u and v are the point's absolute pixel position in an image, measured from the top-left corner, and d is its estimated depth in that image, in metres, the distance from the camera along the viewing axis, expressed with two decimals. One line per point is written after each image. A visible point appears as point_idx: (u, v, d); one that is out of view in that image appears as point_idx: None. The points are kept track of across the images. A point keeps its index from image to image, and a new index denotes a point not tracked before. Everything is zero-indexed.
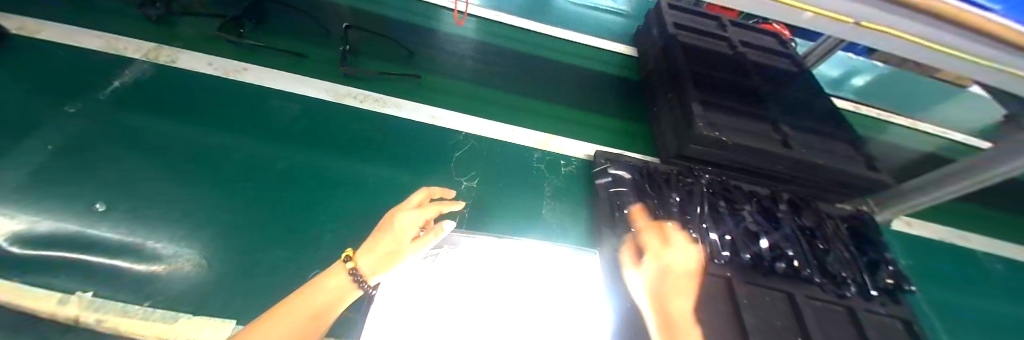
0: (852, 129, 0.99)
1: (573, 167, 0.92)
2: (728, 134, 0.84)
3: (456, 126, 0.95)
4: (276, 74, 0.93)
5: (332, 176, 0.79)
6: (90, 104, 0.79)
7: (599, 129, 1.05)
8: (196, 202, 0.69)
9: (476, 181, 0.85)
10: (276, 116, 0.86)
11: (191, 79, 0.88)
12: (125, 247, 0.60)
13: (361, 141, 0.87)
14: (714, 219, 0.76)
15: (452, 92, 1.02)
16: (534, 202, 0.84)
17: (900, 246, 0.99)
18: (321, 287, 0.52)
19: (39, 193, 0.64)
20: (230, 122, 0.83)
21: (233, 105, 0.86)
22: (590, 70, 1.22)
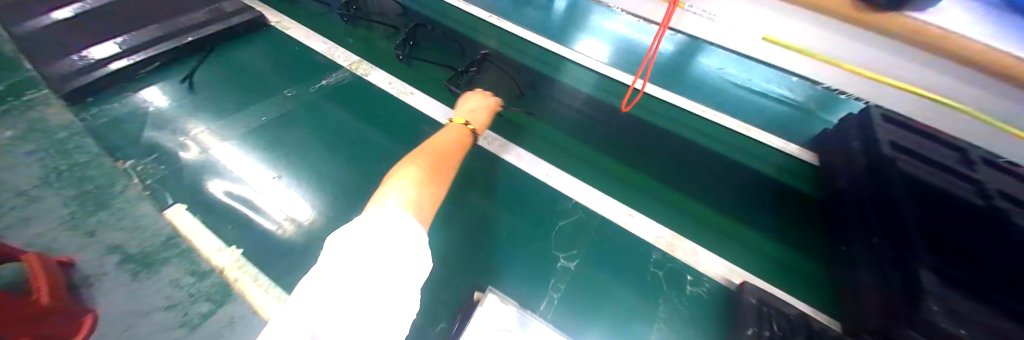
0: None
1: (703, 289, 0.71)
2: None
3: (571, 194, 0.85)
4: (427, 101, 1.03)
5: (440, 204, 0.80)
6: (298, 92, 1.01)
7: (742, 251, 0.83)
8: (330, 199, 0.79)
9: (575, 263, 0.72)
10: (417, 136, 0.94)
11: (369, 89, 1.05)
12: (269, 218, 0.75)
13: (476, 180, 0.86)
14: None
15: (574, 156, 0.94)
16: (642, 320, 0.66)
17: None
18: (445, 135, 0.78)
19: (240, 152, 0.84)
20: (379, 131, 0.94)
21: (387, 117, 0.98)
22: (746, 170, 0.99)
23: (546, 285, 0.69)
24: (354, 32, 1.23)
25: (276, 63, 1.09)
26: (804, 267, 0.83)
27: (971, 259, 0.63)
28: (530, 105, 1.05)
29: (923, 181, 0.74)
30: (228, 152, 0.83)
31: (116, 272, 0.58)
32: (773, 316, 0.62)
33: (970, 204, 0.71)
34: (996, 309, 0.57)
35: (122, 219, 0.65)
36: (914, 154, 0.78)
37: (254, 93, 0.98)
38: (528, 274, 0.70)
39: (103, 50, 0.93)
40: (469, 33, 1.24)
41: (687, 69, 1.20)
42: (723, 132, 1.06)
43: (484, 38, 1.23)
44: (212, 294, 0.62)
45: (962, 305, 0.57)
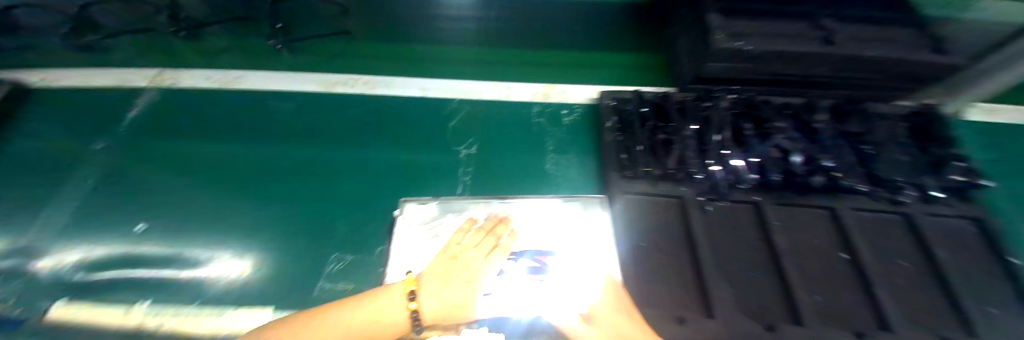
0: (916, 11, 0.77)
1: (577, 114, 0.85)
2: (756, 42, 0.67)
3: (446, 95, 0.91)
4: (269, 76, 0.94)
5: (328, 163, 0.78)
6: (110, 140, 0.84)
7: (598, 68, 0.97)
8: (206, 209, 0.70)
9: (474, 148, 0.80)
10: (275, 115, 0.88)
11: (189, 97, 0.92)
12: (169, 258, 0.63)
13: (356, 126, 0.85)
14: (738, 144, 0.70)
15: (432, 60, 0.98)
16: (537, 159, 0.78)
17: (974, 137, 0.76)
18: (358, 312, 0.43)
19: (71, 227, 0.67)
20: (233, 131, 0.86)
21: (230, 115, 0.88)
22: None
23: (456, 173, 0.75)
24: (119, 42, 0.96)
25: (52, 124, 0.86)
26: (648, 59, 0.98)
27: None
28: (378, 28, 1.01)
29: None
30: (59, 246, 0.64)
31: None
32: (620, 106, 0.79)
33: None
34: (754, 11, 0.72)
35: None
36: None
37: (58, 163, 0.79)
38: (438, 173, 0.76)
39: None
40: None
41: None
42: None
43: None
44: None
45: (736, 24, 0.69)
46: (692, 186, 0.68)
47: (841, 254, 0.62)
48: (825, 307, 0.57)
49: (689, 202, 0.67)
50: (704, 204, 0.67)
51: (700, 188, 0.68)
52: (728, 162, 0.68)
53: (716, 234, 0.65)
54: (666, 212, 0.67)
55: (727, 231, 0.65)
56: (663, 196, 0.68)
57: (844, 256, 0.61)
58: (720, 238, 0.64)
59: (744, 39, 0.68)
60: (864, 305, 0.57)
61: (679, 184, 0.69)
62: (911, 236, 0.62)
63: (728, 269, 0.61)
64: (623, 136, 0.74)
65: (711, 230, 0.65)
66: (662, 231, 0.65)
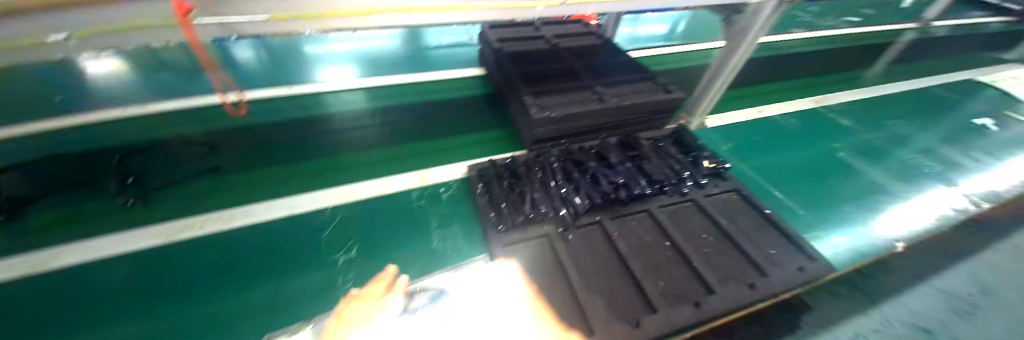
0: (642, 69, 1.05)
1: (451, 190, 0.98)
2: (559, 110, 0.91)
3: (322, 204, 0.95)
4: (104, 240, 0.84)
5: (177, 322, 0.70)
6: None
7: (466, 147, 1.15)
8: None
9: (354, 250, 0.84)
10: (100, 287, 0.75)
11: None
12: None
13: (219, 265, 0.80)
14: (574, 183, 0.87)
15: (304, 175, 1.04)
16: (422, 239, 0.86)
17: (722, 135, 1.11)
18: None
19: None
20: (35, 323, 0.69)
21: (32, 303, 0.72)
22: (446, 101, 1.36)
23: (339, 282, 0.77)
24: None
25: None
26: (505, 134, 1.20)
27: (539, 75, 1.04)
28: (254, 159, 1.08)
29: (504, 51, 1.14)
30: None
31: None
32: (483, 176, 0.95)
33: (526, 53, 1.14)
34: (553, 90, 0.97)
35: None
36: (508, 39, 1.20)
37: None
38: (321, 295, 0.75)
39: None
40: (131, 141, 1.10)
41: (374, 58, 1.62)
42: (417, 88, 1.43)
43: (161, 135, 1.13)
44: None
45: (545, 100, 0.94)
46: (551, 222, 0.82)
47: (666, 244, 0.78)
48: (667, 287, 0.70)
49: (552, 236, 0.79)
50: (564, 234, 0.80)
51: (557, 223, 0.81)
52: (569, 198, 0.84)
53: (578, 256, 0.76)
54: (536, 251, 0.78)
55: (586, 251, 0.77)
56: (532, 239, 0.80)
57: (668, 244, 0.78)
58: (583, 259, 0.75)
59: (550, 110, 0.91)
60: (692, 278, 0.72)
61: (542, 224, 0.82)
62: (704, 215, 0.83)
63: (595, 284, 0.71)
64: (489, 198, 0.89)
65: (575, 254, 0.76)
66: (535, 271, 0.74)
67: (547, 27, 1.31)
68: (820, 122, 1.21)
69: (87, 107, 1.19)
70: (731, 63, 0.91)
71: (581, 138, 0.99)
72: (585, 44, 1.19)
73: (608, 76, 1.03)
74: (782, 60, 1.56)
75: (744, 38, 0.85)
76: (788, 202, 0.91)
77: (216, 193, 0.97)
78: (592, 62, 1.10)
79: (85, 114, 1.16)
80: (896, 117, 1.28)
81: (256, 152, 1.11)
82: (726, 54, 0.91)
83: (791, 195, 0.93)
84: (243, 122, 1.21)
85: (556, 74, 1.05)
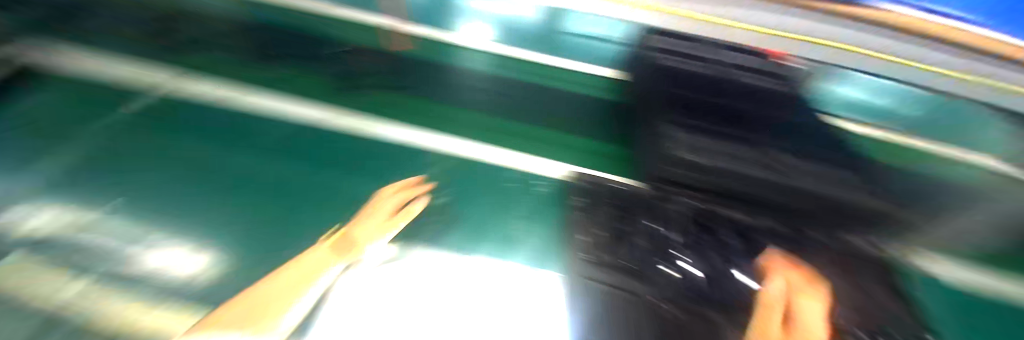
0: (848, 145, 0.83)
1: (545, 188, 0.89)
2: (707, 158, 0.75)
3: (431, 145, 0.97)
4: (271, 96, 1.05)
5: (285, 185, 0.84)
6: (116, 118, 0.98)
7: (576, 150, 0.98)
8: (182, 198, 0.79)
9: (445, 198, 0.85)
10: (263, 132, 0.96)
11: (197, 105, 1.02)
12: (105, 239, 0.70)
13: (339, 158, 0.91)
14: (690, 250, 0.72)
15: (418, 111, 1.05)
16: (502, 222, 0.81)
17: (941, 292, 0.72)
18: (297, 269, 0.61)
19: (64, 193, 0.79)
20: (228, 137, 0.95)
21: (226, 122, 0.98)
22: (573, 86, 1.12)
23: (415, 221, 0.78)
24: (159, 57, 1.12)
25: (87, 115, 0.98)
26: (629, 152, 0.97)
27: (703, 109, 0.84)
28: (381, 74, 1.12)
29: (664, 64, 0.89)
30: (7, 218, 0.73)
31: None
32: (591, 187, 0.85)
33: (698, 72, 0.91)
34: (710, 131, 0.81)
35: None
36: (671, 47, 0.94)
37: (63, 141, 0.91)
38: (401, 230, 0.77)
39: None
40: (292, 17, 1.19)
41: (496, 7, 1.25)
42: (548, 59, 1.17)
43: (316, 21, 1.20)
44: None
45: (697, 139, 0.77)
46: (644, 283, 0.65)
47: None
48: None
49: (639, 298, 0.62)
50: (655, 303, 0.61)
51: (652, 287, 0.64)
52: (674, 263, 0.69)
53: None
54: (611, 302, 0.61)
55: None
56: (613, 288, 0.64)
57: None
58: None
59: (700, 153, 0.76)
60: None
61: (633, 279, 0.66)
62: None
63: None
64: (585, 215, 0.79)
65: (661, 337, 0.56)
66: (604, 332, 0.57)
67: (740, 55, 0.96)
68: None
69: None
70: None
71: (731, 209, 0.76)
72: (773, 88, 0.90)
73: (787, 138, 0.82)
74: None
75: None
76: None
77: (347, 92, 1.08)
78: (779, 113, 0.86)
79: None
80: None
81: (384, 69, 1.13)
82: None
83: None
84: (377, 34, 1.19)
85: (722, 112, 0.86)
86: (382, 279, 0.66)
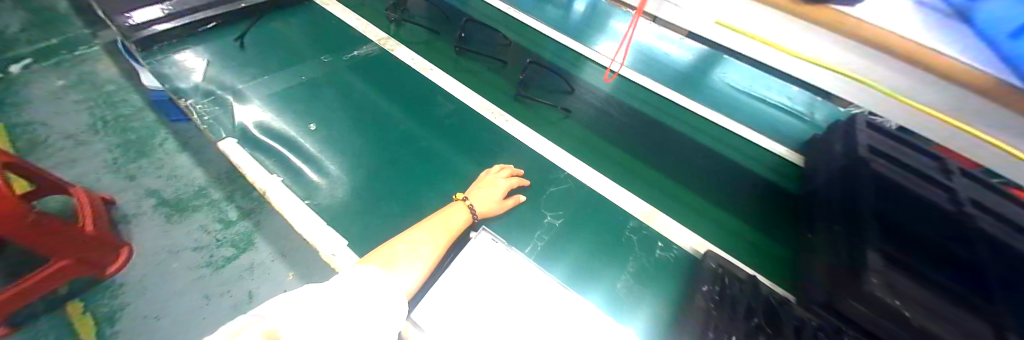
0: None
1: (671, 254, 0.79)
2: (918, 316, 0.55)
3: (561, 163, 0.94)
4: (442, 75, 1.15)
5: (433, 157, 0.94)
6: (334, 59, 1.17)
7: (720, 228, 0.86)
8: (357, 141, 0.95)
9: (560, 221, 0.82)
10: (430, 103, 1.07)
11: (392, 63, 1.17)
12: (310, 154, 0.91)
13: (484, 149, 0.97)
14: None
15: (561, 129, 1.02)
16: (613, 271, 0.75)
17: None
18: (444, 219, 0.71)
19: (281, 102, 1.02)
20: (404, 98, 1.08)
21: (406, 84, 1.12)
22: (740, 158, 1.00)
23: (531, 237, 0.79)
24: (378, 17, 1.33)
25: (315, 44, 1.21)
26: (782, 255, 0.83)
27: (914, 242, 0.64)
28: (540, 81, 1.13)
29: (885, 176, 0.72)
30: (256, 110, 0.99)
31: (208, 274, 0.78)
32: (726, 279, 0.72)
33: (934, 205, 0.68)
34: (924, 281, 0.59)
35: (191, 208, 0.86)
36: (891, 158, 0.75)
37: (294, 60, 1.15)
38: (509, 233, 0.79)
39: (195, 62, 1.07)
40: (492, 15, 1.34)
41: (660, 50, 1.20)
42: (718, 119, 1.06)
43: (507, 21, 1.31)
44: (231, 241, 0.83)
45: (898, 277, 0.59)
46: None
47: None
48: None
49: None
50: None
51: None
52: None
53: None
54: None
55: None
56: None
57: None
58: None
59: (902, 301, 0.56)
60: None
61: None
62: None
63: None
64: (716, 310, 0.66)
65: None
66: None
67: (970, 182, 0.74)
68: None
69: None
70: None
71: None
72: None
73: None
74: None
75: None
76: None
77: (507, 92, 1.11)
78: None
79: None
80: None
81: (546, 78, 1.14)
82: None
83: None
84: (554, 44, 1.23)
85: (950, 265, 0.63)
86: (479, 270, 0.65)
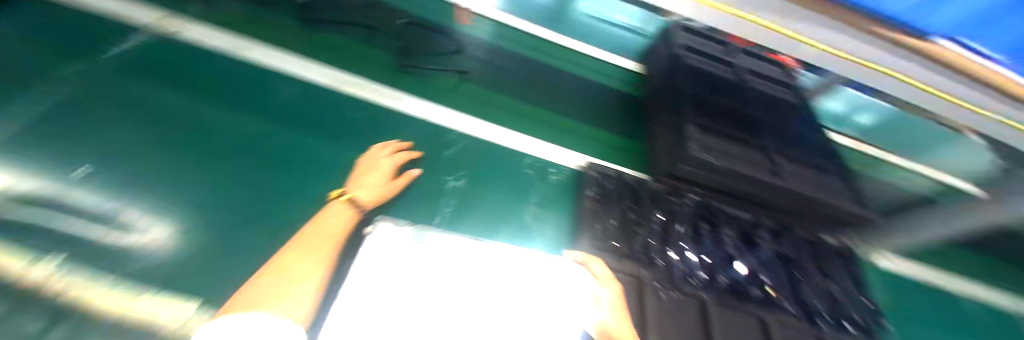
0: (841, 158, 0.87)
1: (562, 176, 0.92)
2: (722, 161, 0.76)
3: (447, 122, 0.91)
4: (269, 51, 0.88)
5: (282, 153, 0.70)
6: (70, 52, 0.73)
7: (597, 141, 1.02)
8: (151, 156, 0.62)
9: (462, 181, 0.81)
10: (262, 88, 0.81)
11: (182, 46, 0.82)
12: (48, 197, 0.51)
13: (354, 130, 0.80)
14: (696, 241, 0.77)
15: (440, 88, 0.99)
16: (517, 207, 0.83)
17: (900, 284, 0.84)
18: (324, 225, 0.57)
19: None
20: (215, 89, 0.77)
21: (214, 71, 0.80)
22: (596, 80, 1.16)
23: (437, 205, 0.74)
24: None
25: (19, 30, 0.72)
26: (639, 147, 1.03)
27: (716, 108, 0.85)
28: (409, 41, 1.05)
29: (697, 66, 0.89)
30: None
31: None
32: (606, 181, 0.87)
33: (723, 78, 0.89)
34: (720, 133, 0.81)
35: None
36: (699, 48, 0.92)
37: None
38: (416, 203, 0.73)
39: None
40: None
41: None
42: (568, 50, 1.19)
43: None
44: None
45: (709, 139, 0.79)
46: (651, 271, 0.71)
47: None
48: None
49: (646, 283, 0.69)
50: (660, 287, 0.69)
51: (659, 275, 0.71)
52: (681, 252, 0.75)
53: (665, 321, 0.64)
54: (625, 287, 0.67)
55: (675, 320, 0.65)
56: (622, 272, 0.69)
57: None
58: (667, 325, 0.64)
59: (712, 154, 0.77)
60: None
61: (640, 266, 0.71)
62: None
63: None
64: (600, 207, 0.81)
65: (662, 316, 0.65)
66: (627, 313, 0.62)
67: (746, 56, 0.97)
68: None
69: None
70: None
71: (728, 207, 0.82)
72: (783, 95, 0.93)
73: (789, 145, 0.85)
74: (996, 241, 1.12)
75: None
76: None
77: (371, 59, 0.97)
78: (788, 118, 0.89)
79: None
80: None
81: (411, 36, 1.06)
82: None
83: None
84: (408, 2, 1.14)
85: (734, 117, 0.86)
86: (393, 257, 0.54)
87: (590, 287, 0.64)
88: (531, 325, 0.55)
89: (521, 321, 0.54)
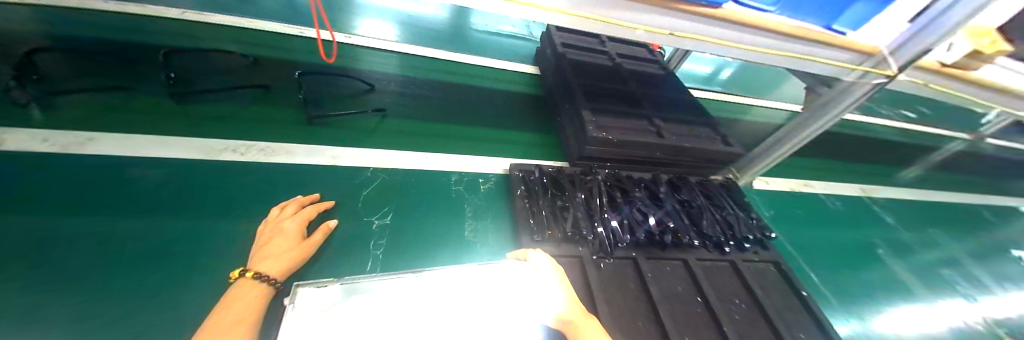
0: (706, 109, 1.06)
1: (490, 184, 0.97)
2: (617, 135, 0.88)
3: (364, 162, 0.93)
4: (138, 139, 0.80)
5: (166, 248, 0.64)
6: None
7: (514, 143, 1.09)
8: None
9: (389, 217, 0.82)
10: (124, 184, 0.72)
11: (15, 162, 0.71)
12: None
13: (260, 198, 0.77)
14: (614, 209, 0.87)
15: (350, 130, 0.99)
16: (454, 224, 0.85)
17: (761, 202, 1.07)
18: (228, 310, 0.50)
19: None
20: (69, 199, 0.67)
21: (62, 180, 0.70)
22: (500, 89, 1.26)
23: (368, 245, 0.75)
24: None
25: None
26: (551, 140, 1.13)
27: (601, 91, 0.99)
28: (312, 91, 1.06)
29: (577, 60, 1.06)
30: None
31: None
32: (527, 177, 0.93)
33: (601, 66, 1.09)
34: (609, 112, 0.94)
35: None
36: (574, 46, 1.11)
37: None
38: (347, 247, 0.74)
39: None
40: (197, 47, 1.09)
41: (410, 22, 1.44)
42: (468, 68, 1.30)
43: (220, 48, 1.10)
44: None
45: (601, 118, 0.91)
46: (584, 247, 0.78)
47: (698, 299, 0.75)
48: None
49: (585, 260, 0.75)
50: (596, 261, 0.76)
51: (592, 248, 0.78)
52: (606, 222, 0.83)
53: (607, 287, 0.72)
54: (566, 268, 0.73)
55: (614, 284, 0.73)
56: (565, 256, 0.76)
57: (700, 300, 0.75)
58: (609, 291, 0.71)
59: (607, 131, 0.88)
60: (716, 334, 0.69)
61: (576, 246, 0.78)
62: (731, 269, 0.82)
63: (618, 317, 0.67)
64: (529, 202, 0.87)
65: (603, 284, 0.72)
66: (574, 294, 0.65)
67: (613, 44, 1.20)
68: (860, 211, 1.19)
69: (161, 7, 1.19)
70: (838, 109, 0.91)
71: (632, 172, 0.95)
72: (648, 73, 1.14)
73: (665, 109, 1.02)
74: (824, 144, 1.48)
75: (826, 115, 0.93)
76: (821, 287, 0.88)
77: (269, 119, 0.94)
78: (658, 88, 1.08)
79: (158, 12, 1.17)
80: (937, 229, 1.20)
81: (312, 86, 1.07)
82: (821, 107, 0.93)
83: (820, 277, 0.91)
84: (299, 56, 1.15)
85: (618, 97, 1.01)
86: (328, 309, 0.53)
87: (542, 283, 0.65)
88: (486, 323, 0.57)
89: (473, 317, 0.57)
